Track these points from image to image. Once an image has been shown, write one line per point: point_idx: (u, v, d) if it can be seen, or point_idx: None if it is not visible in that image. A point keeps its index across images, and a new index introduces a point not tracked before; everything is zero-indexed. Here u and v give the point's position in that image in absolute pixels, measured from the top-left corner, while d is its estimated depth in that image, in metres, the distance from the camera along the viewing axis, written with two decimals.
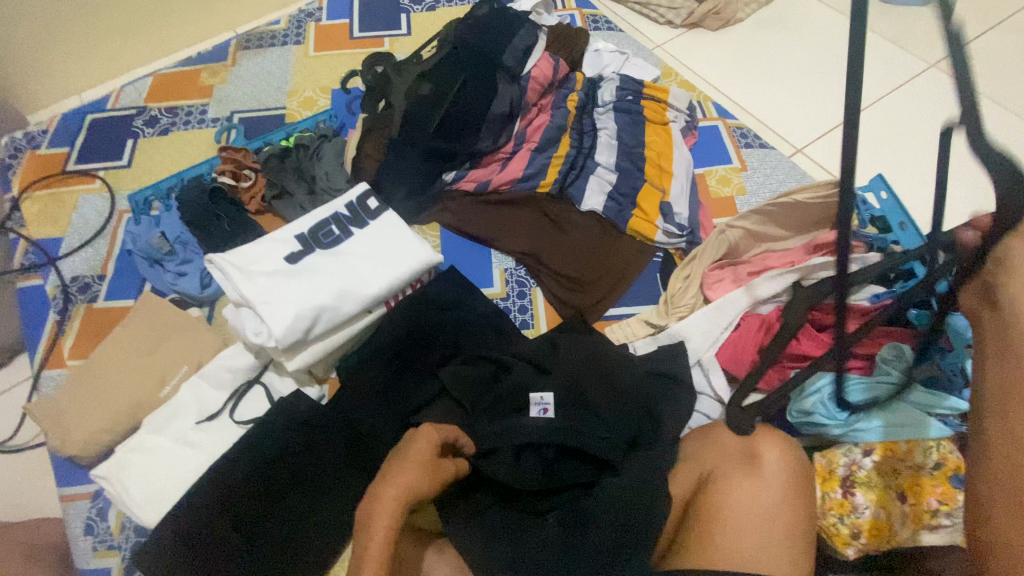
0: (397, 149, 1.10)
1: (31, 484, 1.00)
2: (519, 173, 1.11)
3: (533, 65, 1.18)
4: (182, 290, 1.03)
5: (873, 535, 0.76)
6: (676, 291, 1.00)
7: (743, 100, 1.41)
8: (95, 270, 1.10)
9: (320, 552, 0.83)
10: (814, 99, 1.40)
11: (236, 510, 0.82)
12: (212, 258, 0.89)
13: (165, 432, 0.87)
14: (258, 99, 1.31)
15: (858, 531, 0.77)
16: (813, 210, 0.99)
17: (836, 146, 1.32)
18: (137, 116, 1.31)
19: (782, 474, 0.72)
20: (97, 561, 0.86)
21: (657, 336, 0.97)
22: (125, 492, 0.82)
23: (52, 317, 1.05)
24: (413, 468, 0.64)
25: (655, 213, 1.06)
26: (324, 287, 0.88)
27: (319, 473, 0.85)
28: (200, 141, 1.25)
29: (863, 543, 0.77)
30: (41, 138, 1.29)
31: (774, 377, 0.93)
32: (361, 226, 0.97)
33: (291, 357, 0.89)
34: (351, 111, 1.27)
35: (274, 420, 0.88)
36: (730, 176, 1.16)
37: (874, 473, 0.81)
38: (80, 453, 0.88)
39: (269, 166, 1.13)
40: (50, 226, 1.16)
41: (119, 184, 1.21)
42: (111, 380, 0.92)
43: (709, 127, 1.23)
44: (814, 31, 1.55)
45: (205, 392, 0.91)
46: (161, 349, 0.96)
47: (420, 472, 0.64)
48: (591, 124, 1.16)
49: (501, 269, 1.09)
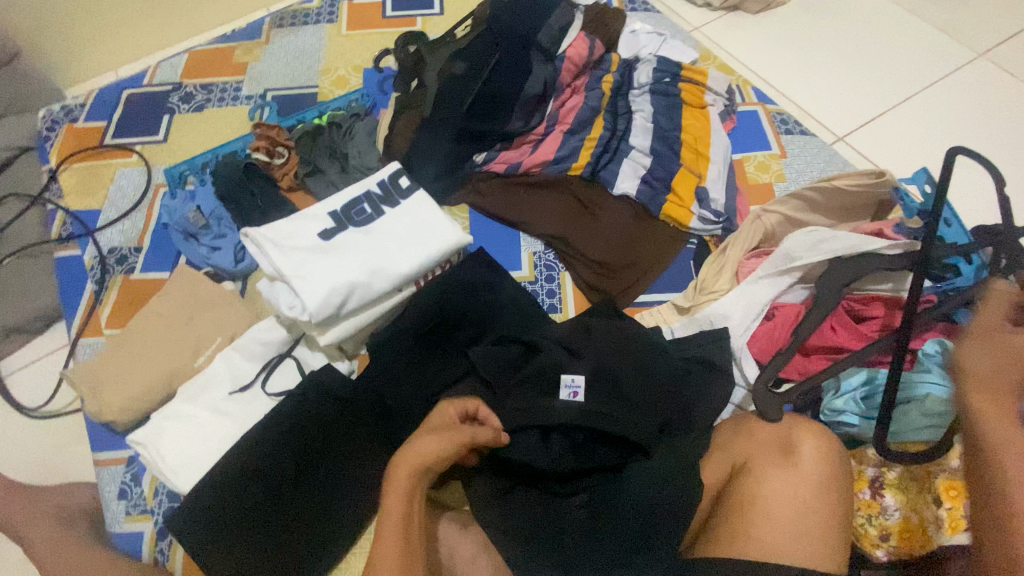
0: (429, 128, 1.09)
1: (67, 448, 1.02)
2: (552, 154, 1.09)
3: (569, 45, 1.16)
4: (216, 264, 1.04)
5: (904, 539, 0.72)
6: (708, 276, 0.96)
7: (782, 86, 1.37)
8: (131, 242, 1.12)
9: (350, 523, 0.84)
10: (857, 87, 1.36)
11: (266, 482, 0.82)
12: (247, 232, 0.90)
13: (199, 401, 0.89)
14: (291, 77, 1.32)
15: (888, 534, 0.73)
16: (854, 198, 0.96)
17: (879, 135, 1.28)
18: (172, 92, 1.32)
19: (821, 467, 0.69)
20: (130, 525, 0.88)
21: (695, 317, 0.93)
22: (160, 458, 0.84)
23: (90, 287, 1.08)
24: (436, 441, 0.67)
25: (690, 198, 1.04)
26: (357, 264, 0.88)
27: (348, 447, 0.86)
28: (234, 118, 1.26)
29: (893, 547, 0.73)
30: (79, 111, 1.31)
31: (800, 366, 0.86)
32: (393, 204, 0.97)
33: (323, 332, 0.89)
34: (383, 90, 1.27)
35: (304, 393, 0.88)
36: (769, 163, 1.13)
37: (908, 477, 0.76)
38: (117, 418, 0.90)
39: (302, 144, 1.14)
40: (88, 198, 1.19)
41: (155, 159, 1.22)
42: (146, 350, 0.94)
43: (748, 112, 1.20)
44: (859, 16, 1.49)
45: (238, 363, 0.92)
46: (195, 321, 0.97)
47: (443, 443, 0.68)
48: (626, 106, 1.14)
49: (529, 252, 1.07)
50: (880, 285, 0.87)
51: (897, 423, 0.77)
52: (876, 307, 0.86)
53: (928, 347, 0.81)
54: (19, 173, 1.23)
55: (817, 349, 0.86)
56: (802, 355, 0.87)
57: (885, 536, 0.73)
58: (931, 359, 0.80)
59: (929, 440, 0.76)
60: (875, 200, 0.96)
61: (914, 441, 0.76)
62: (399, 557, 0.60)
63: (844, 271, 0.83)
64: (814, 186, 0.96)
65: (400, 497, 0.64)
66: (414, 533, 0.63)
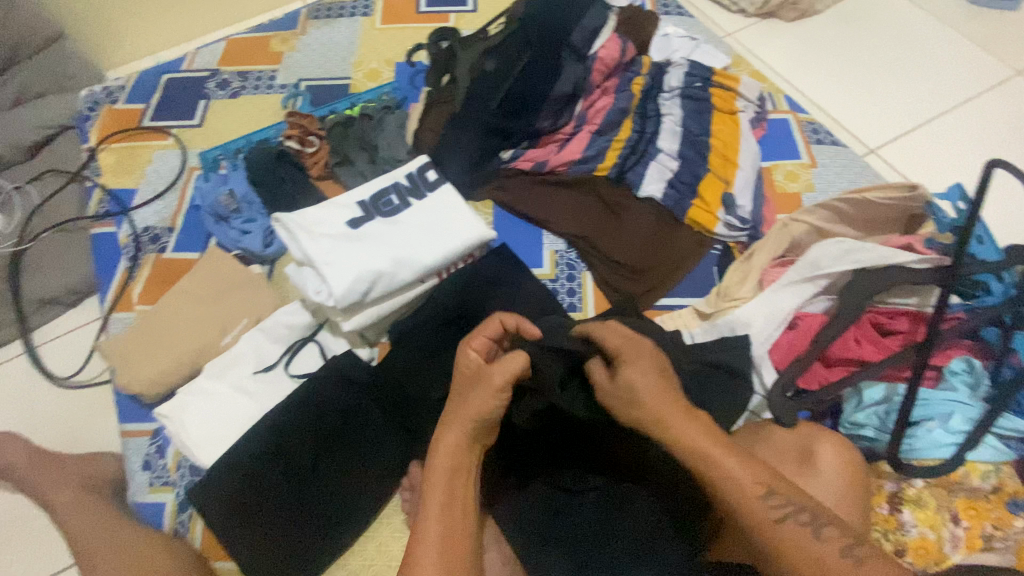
0: (458, 123, 1.10)
1: (95, 418, 1.06)
2: (578, 155, 1.10)
3: (601, 45, 1.16)
4: (245, 247, 1.07)
5: (919, 555, 0.70)
6: (732, 283, 0.95)
7: (814, 96, 1.35)
8: (165, 222, 1.15)
9: (365, 507, 0.86)
10: (892, 100, 1.34)
11: (286, 462, 0.84)
12: (278, 217, 0.92)
13: (224, 379, 0.91)
14: (324, 68, 1.34)
15: (903, 549, 0.71)
16: (884, 210, 0.94)
17: (912, 150, 1.26)
18: (209, 78, 1.35)
19: (840, 477, 0.69)
20: (153, 496, 0.91)
21: (715, 323, 0.92)
22: (185, 432, 0.86)
23: (123, 263, 1.11)
24: (484, 398, 0.65)
25: (716, 203, 1.04)
26: (382, 253, 0.90)
27: (367, 432, 0.88)
28: (268, 105, 1.29)
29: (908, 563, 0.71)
30: (119, 93, 1.35)
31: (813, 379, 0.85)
32: (420, 196, 0.98)
33: (348, 318, 0.91)
34: (414, 84, 1.28)
35: (325, 376, 0.90)
36: (798, 172, 1.12)
37: (926, 492, 0.73)
38: (145, 391, 0.93)
39: (334, 134, 1.16)
40: (124, 177, 1.22)
41: (190, 142, 1.26)
42: (175, 327, 0.97)
43: (779, 120, 1.19)
44: (896, 28, 1.47)
45: (262, 344, 0.94)
46: (223, 301, 0.99)
47: (488, 396, 0.66)
48: (655, 109, 1.14)
49: (551, 251, 1.07)
50: (904, 299, 0.85)
51: (915, 439, 0.75)
52: (901, 321, 0.85)
53: (953, 364, 0.79)
54: (60, 151, 1.28)
55: (839, 360, 0.84)
56: (823, 365, 0.85)
57: (901, 551, 0.71)
58: (956, 377, 0.78)
59: (945, 458, 0.73)
60: (906, 214, 0.95)
61: (930, 458, 0.73)
62: (440, 529, 0.61)
63: (863, 287, 0.83)
64: (843, 197, 0.95)
65: (448, 454, 0.65)
66: (456, 504, 0.63)
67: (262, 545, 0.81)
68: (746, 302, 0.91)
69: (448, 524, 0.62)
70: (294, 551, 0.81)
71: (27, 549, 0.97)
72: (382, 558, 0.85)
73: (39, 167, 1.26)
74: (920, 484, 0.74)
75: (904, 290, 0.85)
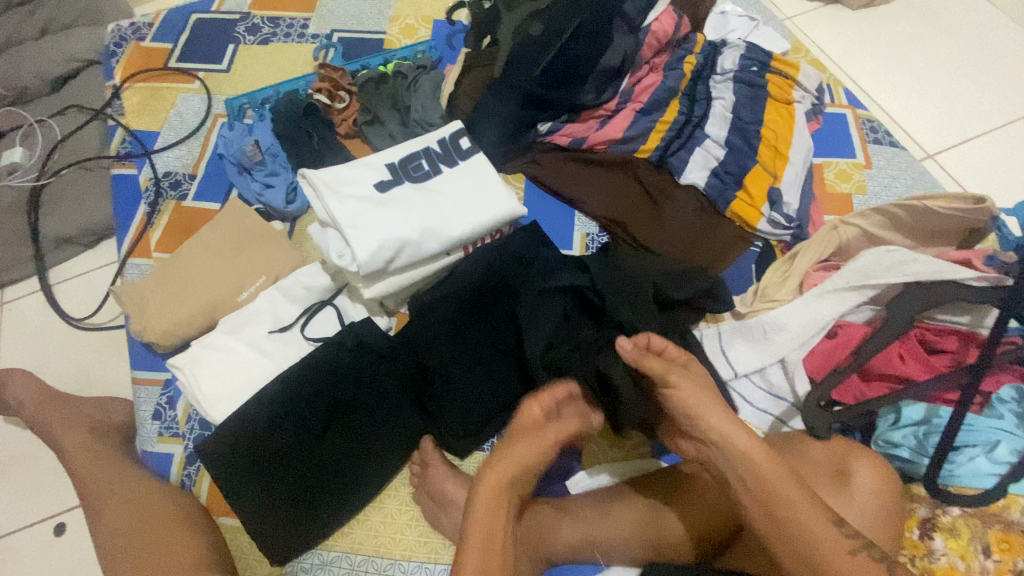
0: (496, 89, 1.03)
1: (105, 361, 1.06)
2: (619, 134, 1.04)
3: (654, 18, 1.09)
4: (267, 202, 1.03)
5: None
6: (770, 283, 0.90)
7: (873, 93, 1.28)
8: (187, 168, 1.11)
9: (373, 479, 0.85)
10: (955, 104, 1.25)
11: (297, 426, 0.82)
12: (305, 172, 0.88)
13: (239, 335, 0.89)
14: (359, 20, 1.28)
15: None
16: (943, 220, 0.87)
17: (976, 160, 1.18)
18: (240, 22, 1.29)
19: (874, 498, 0.65)
20: (160, 446, 0.89)
21: (746, 323, 0.87)
22: (196, 385, 0.84)
23: (143, 208, 1.08)
24: (535, 442, 0.67)
25: (762, 198, 0.98)
26: (409, 221, 0.86)
27: (383, 401, 0.86)
28: (299, 56, 1.24)
29: None
30: (146, 30, 1.29)
31: (848, 392, 0.80)
32: (451, 164, 0.94)
33: (369, 284, 0.88)
34: (452, 45, 1.22)
35: (342, 342, 0.87)
36: (851, 171, 1.05)
37: (960, 521, 0.69)
38: (157, 341, 0.91)
39: (364, 90, 1.10)
40: (148, 118, 1.18)
41: (217, 88, 1.21)
42: (192, 277, 0.94)
43: (836, 114, 1.12)
44: (970, 27, 1.36)
45: (280, 304, 0.92)
46: (244, 255, 0.97)
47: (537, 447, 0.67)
48: (705, 91, 1.07)
49: (581, 233, 1.03)
50: (954, 317, 0.80)
51: (955, 465, 0.70)
52: (950, 340, 0.80)
53: (1003, 391, 0.74)
54: (83, 85, 1.24)
55: (879, 375, 0.80)
56: (861, 379, 0.81)
57: None
58: (1004, 405, 0.73)
59: (985, 487, 0.68)
60: (965, 227, 0.88)
61: (970, 487, 0.69)
62: (481, 549, 0.57)
63: (899, 307, 0.78)
64: (901, 203, 0.88)
65: (495, 480, 0.63)
66: (501, 522, 0.60)
67: (274, 506, 0.80)
68: (784, 306, 0.86)
69: (487, 560, 0.57)
70: (297, 515, 0.80)
71: (34, 484, 0.97)
72: (386, 529, 0.84)
73: (62, 102, 1.23)
74: (955, 512, 0.70)
75: (956, 307, 0.80)
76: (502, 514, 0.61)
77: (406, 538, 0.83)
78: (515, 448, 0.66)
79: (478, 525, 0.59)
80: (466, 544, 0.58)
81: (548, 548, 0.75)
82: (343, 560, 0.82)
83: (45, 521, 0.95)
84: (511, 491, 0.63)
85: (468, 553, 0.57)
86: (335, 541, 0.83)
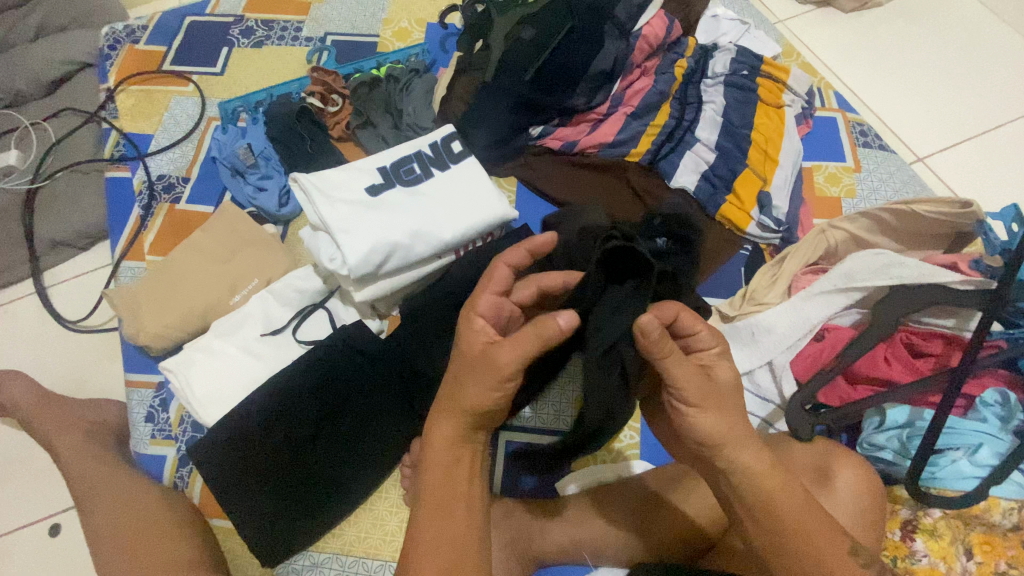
0: (488, 92, 1.03)
1: (99, 364, 1.06)
2: (610, 137, 1.04)
3: (646, 22, 1.09)
4: (260, 205, 1.04)
5: None
6: (759, 286, 0.91)
7: (864, 96, 1.28)
8: (180, 171, 1.12)
9: (362, 482, 0.85)
10: (947, 107, 1.26)
11: (288, 428, 0.83)
12: (297, 176, 0.89)
13: (231, 338, 0.89)
14: (353, 24, 1.28)
15: None
16: (929, 224, 0.88)
17: (966, 163, 1.19)
18: (234, 25, 1.30)
19: (856, 500, 0.66)
20: (153, 448, 0.90)
21: (735, 325, 0.89)
22: (189, 388, 0.85)
23: (137, 211, 1.09)
24: (486, 384, 0.55)
25: (751, 202, 0.98)
26: (400, 225, 0.87)
27: (374, 403, 0.87)
28: (293, 59, 1.24)
29: None
30: (140, 33, 1.29)
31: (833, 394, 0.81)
32: (443, 168, 0.94)
33: (361, 288, 0.89)
34: (445, 49, 1.23)
35: (333, 345, 0.88)
36: (841, 175, 1.06)
37: (942, 523, 0.70)
38: (150, 343, 0.92)
39: (358, 94, 1.11)
40: (142, 121, 1.18)
41: (211, 91, 1.21)
42: (185, 280, 0.95)
43: (826, 117, 1.13)
44: (961, 30, 1.37)
45: (272, 307, 0.92)
46: (236, 258, 0.98)
47: (487, 388, 0.55)
48: (696, 95, 1.08)
49: None
50: (942, 320, 0.80)
51: (937, 468, 0.71)
52: (935, 344, 0.81)
53: (986, 395, 0.74)
54: (78, 88, 1.25)
55: (864, 378, 0.81)
56: (846, 382, 0.82)
57: None
58: (987, 409, 0.74)
59: (967, 490, 0.70)
60: (952, 231, 0.89)
61: (953, 489, 0.70)
62: (441, 504, 0.55)
63: (885, 311, 0.78)
64: (888, 206, 0.89)
65: (451, 428, 0.57)
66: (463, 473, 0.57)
67: (263, 508, 0.80)
68: (772, 309, 0.87)
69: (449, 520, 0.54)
70: (287, 518, 0.81)
71: (28, 486, 0.98)
72: (376, 531, 0.85)
73: (57, 104, 1.24)
74: (937, 514, 0.70)
75: (941, 311, 0.80)
76: (464, 466, 0.57)
77: (396, 540, 0.84)
78: (461, 388, 0.57)
79: (431, 489, 0.56)
80: (424, 499, 0.56)
81: (535, 549, 0.77)
82: (334, 561, 0.83)
83: (38, 523, 0.96)
84: (468, 436, 0.58)
85: (427, 516, 0.54)
86: (326, 542, 0.84)
